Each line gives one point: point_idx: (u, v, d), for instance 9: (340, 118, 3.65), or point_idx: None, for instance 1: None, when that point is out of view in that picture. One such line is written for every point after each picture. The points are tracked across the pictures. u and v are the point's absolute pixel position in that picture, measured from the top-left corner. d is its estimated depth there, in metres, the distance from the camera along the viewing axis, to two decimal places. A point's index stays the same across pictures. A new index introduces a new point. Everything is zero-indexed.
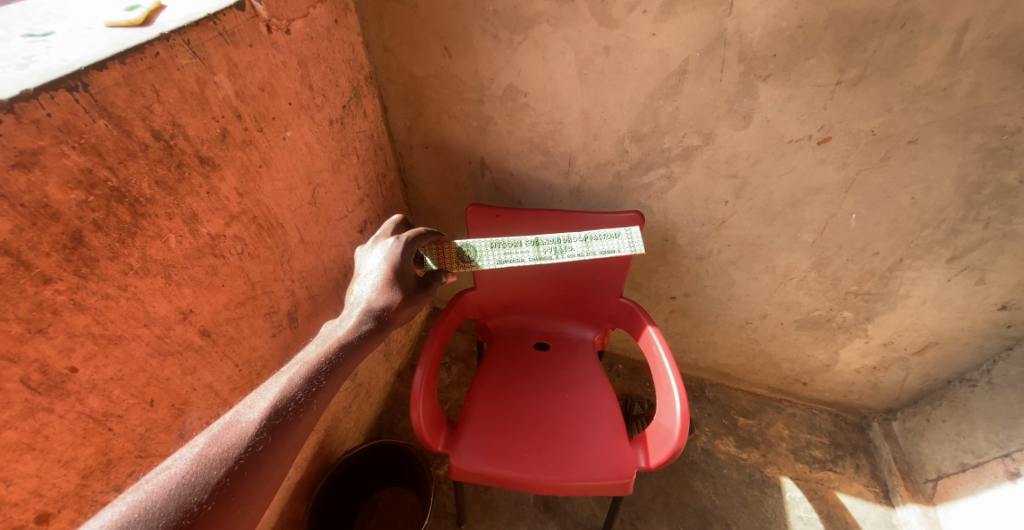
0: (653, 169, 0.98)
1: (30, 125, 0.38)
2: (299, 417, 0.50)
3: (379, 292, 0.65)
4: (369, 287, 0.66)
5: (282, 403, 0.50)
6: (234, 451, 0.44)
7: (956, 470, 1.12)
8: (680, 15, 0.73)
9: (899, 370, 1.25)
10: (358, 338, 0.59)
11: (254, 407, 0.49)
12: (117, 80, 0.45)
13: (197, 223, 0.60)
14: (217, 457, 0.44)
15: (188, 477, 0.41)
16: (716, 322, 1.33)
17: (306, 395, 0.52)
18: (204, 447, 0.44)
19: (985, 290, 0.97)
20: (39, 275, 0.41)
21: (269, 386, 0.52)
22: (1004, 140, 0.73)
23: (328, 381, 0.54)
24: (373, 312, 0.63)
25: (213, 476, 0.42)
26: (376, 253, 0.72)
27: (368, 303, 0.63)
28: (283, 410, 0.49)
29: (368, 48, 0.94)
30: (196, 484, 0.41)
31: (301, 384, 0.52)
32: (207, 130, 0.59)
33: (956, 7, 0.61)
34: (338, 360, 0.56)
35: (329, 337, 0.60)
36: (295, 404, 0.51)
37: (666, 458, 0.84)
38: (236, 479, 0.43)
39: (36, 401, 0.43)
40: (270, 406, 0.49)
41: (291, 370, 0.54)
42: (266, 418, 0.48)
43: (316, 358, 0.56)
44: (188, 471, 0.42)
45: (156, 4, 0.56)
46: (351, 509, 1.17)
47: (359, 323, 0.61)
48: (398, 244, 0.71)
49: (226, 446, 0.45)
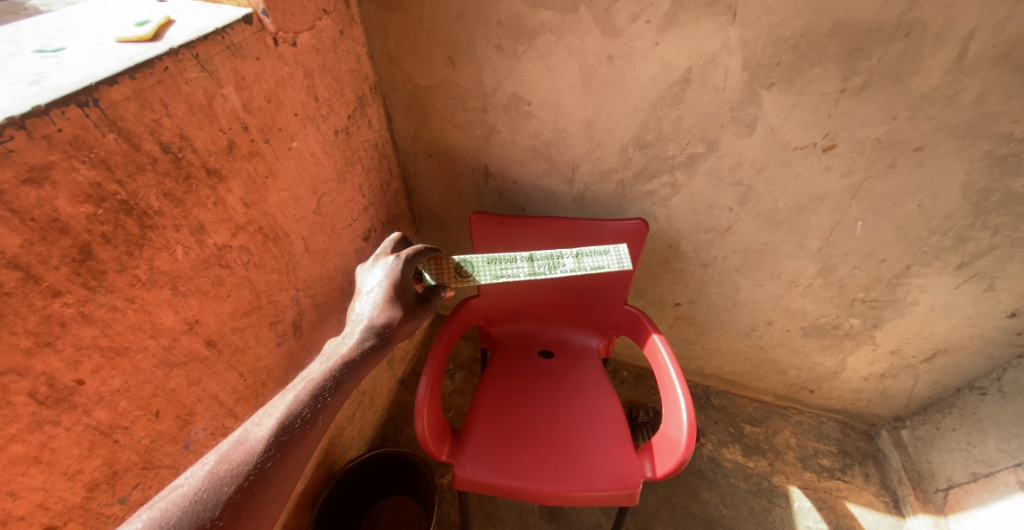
0: (657, 176, 0.98)
1: (41, 140, 0.38)
2: (305, 432, 0.50)
3: (380, 308, 0.65)
4: (370, 304, 0.65)
5: (288, 420, 0.50)
6: (244, 468, 0.45)
7: (967, 480, 1.10)
8: (684, 24, 0.73)
9: (907, 378, 1.23)
10: (361, 354, 0.59)
11: (261, 425, 0.49)
12: (127, 94, 0.45)
13: (204, 234, 0.60)
14: (228, 474, 0.44)
15: (200, 494, 0.42)
16: (722, 329, 1.32)
17: (312, 411, 0.52)
18: (214, 464, 0.45)
19: (995, 298, 0.96)
20: (48, 288, 0.41)
21: (276, 403, 0.52)
22: (1012, 147, 0.73)
23: (333, 397, 0.54)
24: (375, 328, 0.62)
25: (224, 492, 0.43)
26: (377, 271, 0.72)
27: (369, 320, 0.63)
28: (290, 426, 0.50)
29: (373, 58, 0.95)
30: (209, 500, 0.42)
31: (306, 400, 0.52)
32: (215, 142, 0.59)
33: (961, 15, 0.61)
34: (341, 376, 0.56)
35: (333, 353, 0.59)
36: (301, 420, 0.51)
37: (672, 469, 0.83)
38: (246, 495, 0.44)
39: (43, 414, 0.43)
40: (277, 422, 0.49)
41: (297, 387, 0.54)
42: (274, 435, 0.48)
43: (320, 374, 0.56)
44: (200, 488, 0.42)
45: (166, 18, 0.57)
46: (354, 518, 1.15)
47: (362, 338, 0.61)
48: (398, 261, 0.71)
49: (236, 463, 0.45)
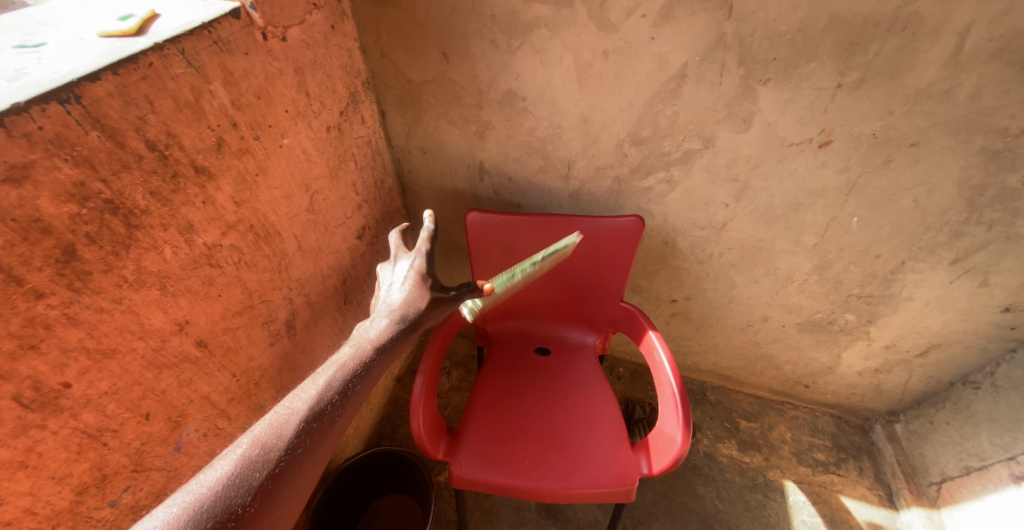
0: (653, 172, 0.97)
1: (21, 139, 0.37)
2: (333, 419, 0.53)
3: (407, 301, 0.67)
4: (397, 297, 0.68)
5: (318, 407, 0.52)
6: (275, 454, 0.47)
7: (960, 473, 1.11)
8: (679, 18, 0.73)
9: (902, 372, 1.24)
10: (389, 342, 0.62)
11: (293, 410, 0.51)
12: (110, 90, 0.44)
13: (193, 233, 0.59)
14: (260, 460, 0.45)
15: (235, 478, 0.43)
16: (718, 325, 1.33)
17: (341, 398, 0.55)
18: (247, 448, 0.46)
19: (988, 292, 0.97)
20: (31, 291, 0.40)
21: (306, 389, 0.54)
22: (1007, 142, 0.73)
23: (361, 385, 0.58)
24: (401, 321, 0.65)
25: (255, 479, 0.44)
26: (401, 264, 0.74)
27: (398, 307, 0.66)
28: (319, 414, 0.52)
29: (365, 54, 0.94)
30: (240, 486, 0.43)
31: (336, 387, 0.55)
32: (203, 139, 0.58)
33: (958, 9, 0.61)
34: (368, 368, 0.59)
35: (361, 338, 0.62)
36: (330, 408, 0.53)
37: (668, 466, 0.83)
38: (275, 482, 0.45)
39: (29, 418, 0.43)
40: (308, 408, 0.52)
41: (326, 375, 0.56)
42: (305, 422, 0.51)
43: (350, 361, 0.58)
44: (233, 472, 0.43)
45: (150, 13, 0.56)
46: (350, 516, 1.15)
47: (390, 326, 0.64)
48: (423, 257, 0.73)
49: (268, 449, 0.46)
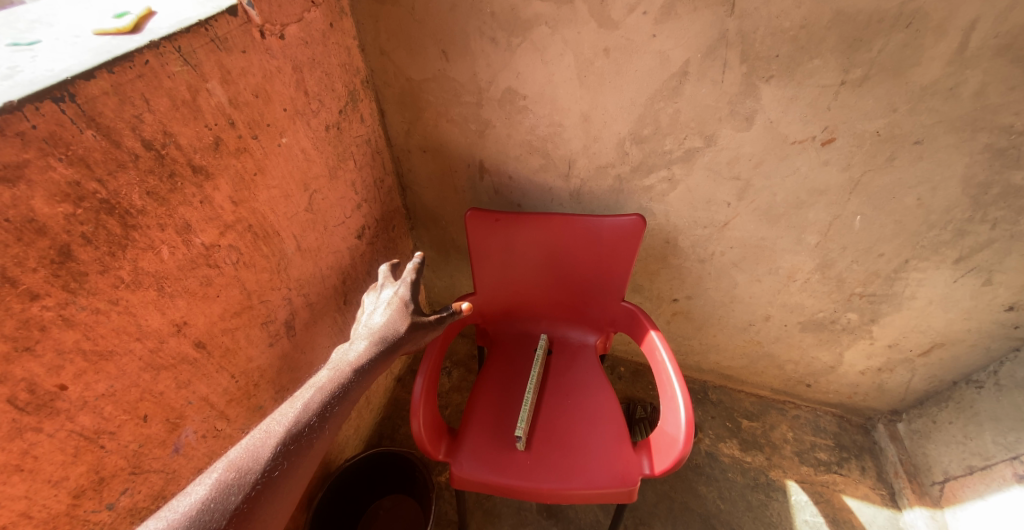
0: (654, 171, 0.96)
1: (14, 138, 0.36)
2: (312, 441, 0.56)
3: (388, 324, 0.71)
4: (379, 321, 0.72)
5: (297, 428, 0.55)
6: (250, 478, 0.48)
7: (964, 472, 1.11)
8: (681, 15, 0.72)
9: (904, 371, 1.24)
10: (369, 363, 0.66)
11: (271, 433, 0.53)
12: (106, 89, 0.44)
13: (191, 234, 0.58)
14: (235, 483, 0.47)
15: (209, 503, 0.45)
16: (719, 324, 1.32)
17: (319, 420, 0.57)
18: (222, 473, 0.48)
19: (992, 291, 0.96)
20: (26, 292, 0.40)
21: (285, 411, 0.57)
22: (1012, 139, 0.72)
23: (340, 406, 0.60)
24: (382, 343, 0.69)
25: (231, 502, 0.46)
26: (384, 292, 0.79)
27: (379, 330, 0.70)
28: (298, 435, 0.55)
29: (364, 52, 0.93)
30: (216, 510, 0.45)
31: (314, 409, 0.58)
32: (200, 138, 0.57)
33: (963, 5, 0.60)
34: (348, 386, 0.62)
35: (341, 361, 0.65)
36: (309, 429, 0.56)
37: (671, 466, 0.82)
38: (251, 505, 0.47)
39: (24, 421, 0.42)
40: (286, 430, 0.54)
41: (306, 395, 0.59)
42: (283, 443, 0.53)
43: (329, 382, 0.61)
44: (208, 498, 0.45)
45: (146, 11, 0.55)
46: (350, 518, 1.15)
47: (370, 347, 0.67)
48: (405, 284, 0.78)
49: (243, 472, 0.48)
